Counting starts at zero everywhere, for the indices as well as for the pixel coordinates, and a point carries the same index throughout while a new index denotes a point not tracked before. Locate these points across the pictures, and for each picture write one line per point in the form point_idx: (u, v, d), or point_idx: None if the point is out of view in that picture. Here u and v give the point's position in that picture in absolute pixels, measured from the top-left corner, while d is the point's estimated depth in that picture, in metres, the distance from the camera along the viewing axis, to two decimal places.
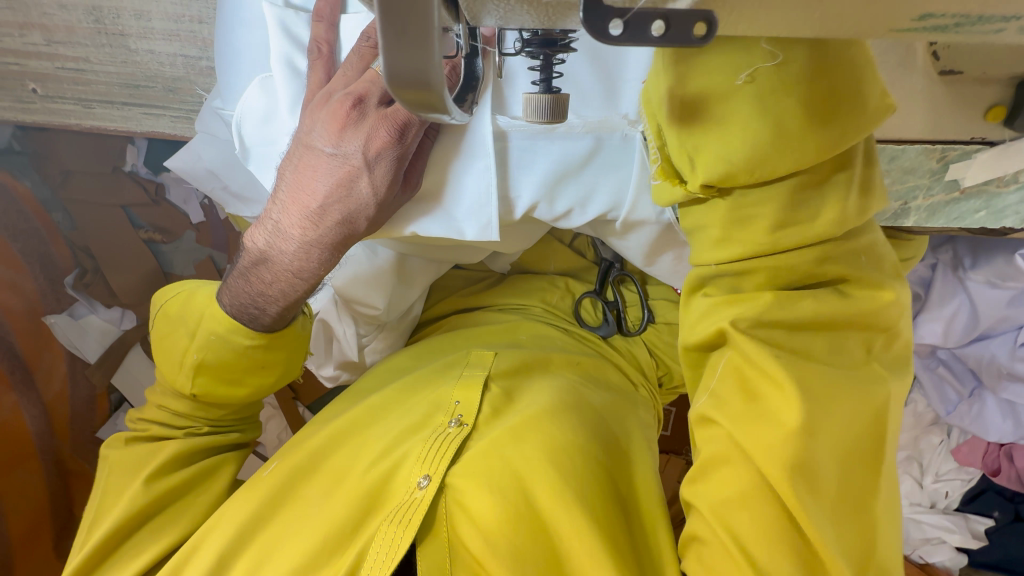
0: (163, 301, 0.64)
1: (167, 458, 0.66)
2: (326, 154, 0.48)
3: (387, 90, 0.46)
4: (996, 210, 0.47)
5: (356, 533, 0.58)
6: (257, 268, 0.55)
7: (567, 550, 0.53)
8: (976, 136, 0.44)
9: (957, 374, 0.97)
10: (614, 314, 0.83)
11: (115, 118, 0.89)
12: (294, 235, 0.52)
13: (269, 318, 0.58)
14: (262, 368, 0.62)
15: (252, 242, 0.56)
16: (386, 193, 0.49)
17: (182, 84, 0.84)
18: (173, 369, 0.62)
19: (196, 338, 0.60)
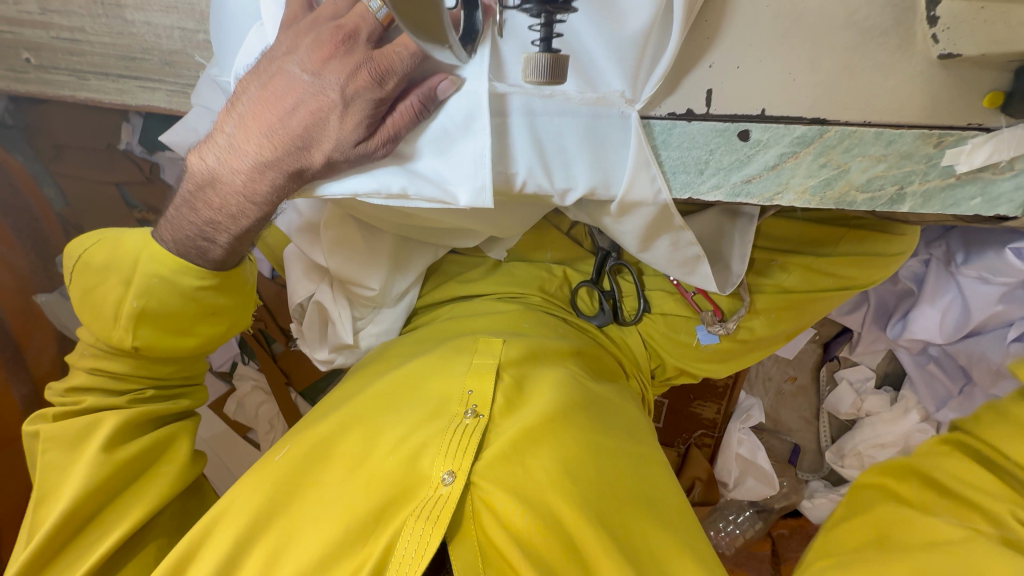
0: (85, 249, 0.65)
1: (113, 430, 0.64)
2: (303, 81, 0.50)
3: (376, 29, 0.47)
4: (991, 197, 0.46)
5: (378, 525, 0.58)
6: (206, 190, 0.57)
7: (592, 563, 0.56)
8: (973, 121, 0.44)
9: (948, 373, 1.02)
10: (610, 304, 0.84)
11: (110, 90, 0.82)
12: (249, 152, 0.53)
13: (218, 251, 0.62)
14: (212, 316, 0.68)
15: (201, 161, 0.57)
16: (347, 142, 0.50)
17: (178, 57, 0.78)
18: (111, 326, 0.65)
19: (132, 284, 0.64)
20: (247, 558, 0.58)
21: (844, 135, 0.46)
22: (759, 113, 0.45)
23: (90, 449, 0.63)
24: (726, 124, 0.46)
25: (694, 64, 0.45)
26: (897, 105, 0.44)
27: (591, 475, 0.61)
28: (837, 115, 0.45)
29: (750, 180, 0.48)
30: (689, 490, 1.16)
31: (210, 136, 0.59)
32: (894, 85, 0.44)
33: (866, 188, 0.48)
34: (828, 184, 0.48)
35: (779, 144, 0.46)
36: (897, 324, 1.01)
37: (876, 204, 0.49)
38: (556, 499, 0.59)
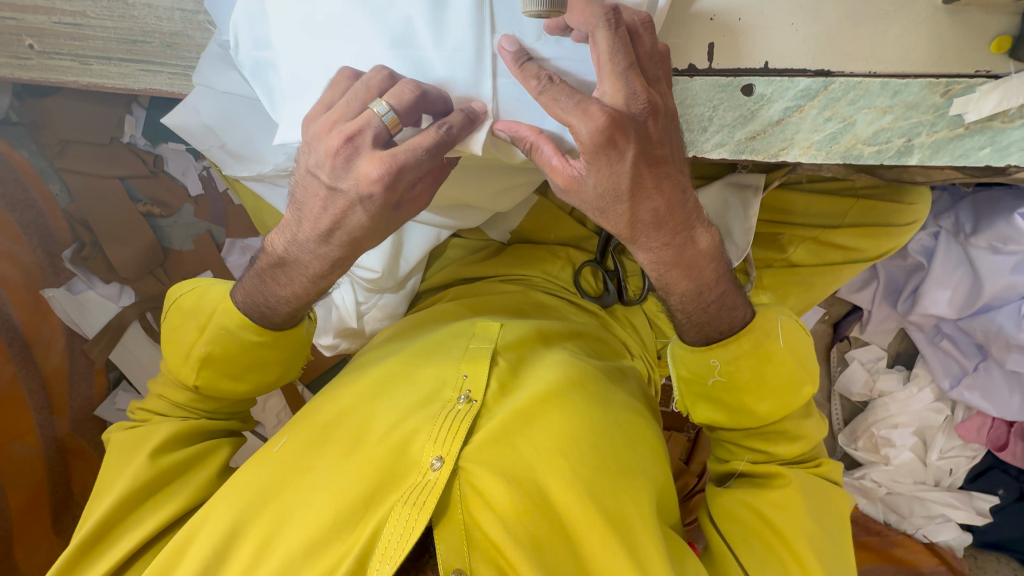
0: (177, 294, 0.68)
1: (167, 436, 0.66)
2: (344, 196, 0.48)
3: (382, 132, 0.46)
4: (1001, 146, 0.46)
5: (368, 511, 0.57)
6: (277, 270, 0.58)
7: (580, 541, 0.58)
8: (981, 68, 0.44)
9: (962, 348, 1.01)
10: (613, 284, 0.84)
11: (112, 77, 0.66)
12: (309, 246, 0.54)
13: (279, 317, 0.62)
14: (263, 365, 0.65)
15: (271, 245, 0.58)
16: (378, 222, 0.51)
17: (179, 39, 0.63)
18: (178, 361, 0.65)
19: (204, 330, 0.64)
20: (242, 543, 0.58)
21: (849, 87, 0.45)
22: (763, 66, 0.45)
23: (142, 453, 0.64)
24: (728, 80, 0.46)
25: (698, 21, 0.45)
26: (903, 53, 0.44)
27: (583, 452, 0.61)
28: (842, 66, 0.44)
29: (755, 137, 0.48)
30: (700, 476, 1.09)
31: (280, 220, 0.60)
32: (898, 33, 0.43)
33: (872, 141, 0.47)
34: (835, 139, 0.47)
35: (783, 98, 0.46)
36: (906, 301, 0.99)
37: (883, 158, 0.48)
38: (546, 477, 0.59)
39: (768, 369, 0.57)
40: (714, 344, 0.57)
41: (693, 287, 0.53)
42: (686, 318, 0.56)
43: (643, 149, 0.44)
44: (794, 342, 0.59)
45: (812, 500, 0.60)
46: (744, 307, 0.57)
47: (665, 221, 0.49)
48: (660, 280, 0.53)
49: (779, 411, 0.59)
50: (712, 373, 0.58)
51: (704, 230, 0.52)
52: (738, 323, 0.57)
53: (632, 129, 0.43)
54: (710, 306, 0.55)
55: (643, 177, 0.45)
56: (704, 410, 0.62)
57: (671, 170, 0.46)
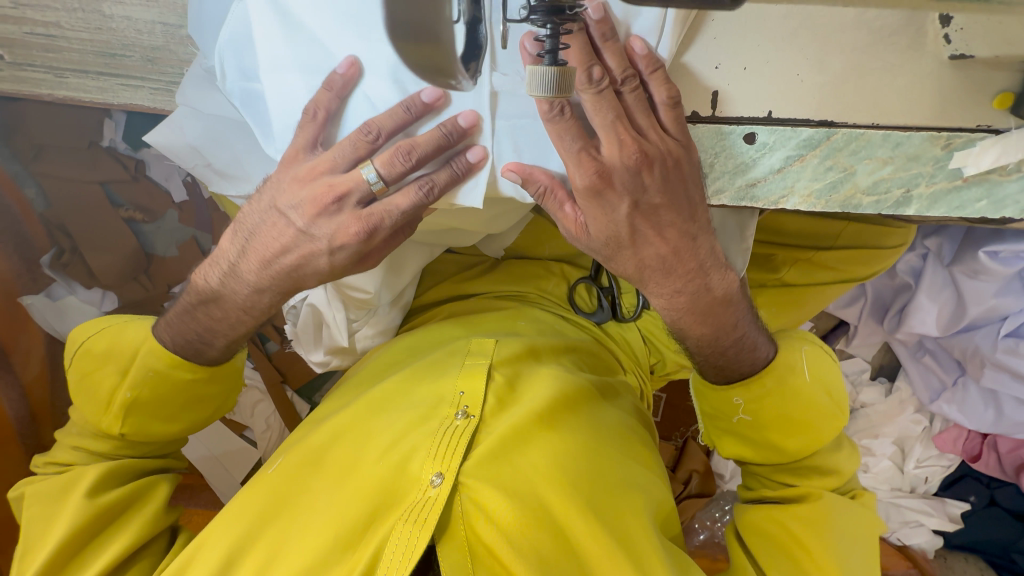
0: (83, 339, 0.65)
1: (97, 478, 0.62)
2: (316, 241, 0.53)
3: (368, 195, 0.50)
4: (997, 199, 0.46)
5: (370, 529, 0.57)
6: (207, 306, 0.60)
7: (584, 553, 0.58)
8: (982, 123, 0.43)
9: (943, 365, 1.04)
10: (608, 301, 0.83)
11: (91, 91, 0.64)
12: (248, 279, 0.57)
13: (215, 352, 0.63)
14: (201, 402, 0.66)
15: (203, 278, 0.60)
16: (341, 270, 0.56)
17: (161, 53, 0.61)
18: (98, 408, 0.63)
19: (127, 374, 0.63)
20: (237, 571, 0.58)
21: (851, 137, 0.45)
22: (766, 115, 0.44)
23: (73, 498, 0.61)
24: (731, 127, 0.45)
25: (700, 66, 0.44)
26: (906, 105, 0.43)
27: (582, 469, 0.62)
28: (845, 117, 0.44)
29: (755, 184, 0.48)
30: (685, 483, 1.13)
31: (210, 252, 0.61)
32: (902, 87, 0.43)
33: (872, 191, 0.47)
34: (834, 187, 0.47)
35: (785, 147, 0.45)
36: (893, 318, 1.01)
37: (881, 207, 0.48)
38: (547, 492, 0.60)
39: (793, 406, 0.58)
40: (736, 384, 0.59)
41: (710, 334, 0.56)
42: (704, 361, 0.59)
43: (637, 205, 0.48)
44: (820, 374, 0.59)
45: (845, 523, 0.59)
46: (765, 345, 0.59)
47: (673, 265, 0.52)
48: (675, 326, 0.56)
49: (810, 447, 0.59)
50: (738, 412, 0.60)
51: (720, 277, 0.54)
52: (760, 363, 0.58)
53: (622, 182, 0.46)
54: (728, 350, 0.57)
55: (640, 226, 0.49)
56: (730, 444, 0.63)
57: (674, 217, 0.49)
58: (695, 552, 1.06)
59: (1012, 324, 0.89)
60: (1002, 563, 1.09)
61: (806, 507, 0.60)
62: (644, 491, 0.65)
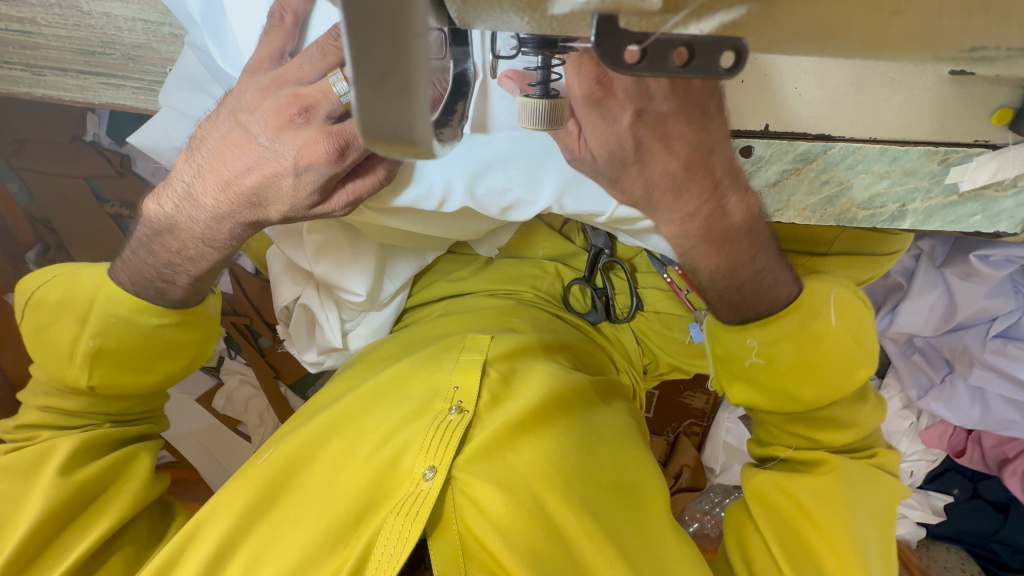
0: (39, 285, 0.63)
1: (70, 454, 0.62)
2: (281, 160, 0.51)
3: (337, 108, 0.46)
4: (992, 214, 0.47)
5: (360, 524, 0.58)
6: (163, 235, 0.59)
7: (577, 550, 0.58)
8: (980, 138, 0.42)
9: (931, 363, 1.05)
10: (602, 302, 0.84)
11: (69, 89, 0.61)
12: (206, 204, 0.56)
13: (178, 292, 0.62)
14: (174, 351, 0.65)
15: (157, 207, 0.59)
16: (304, 198, 0.53)
17: (143, 52, 0.58)
18: (65, 363, 0.63)
19: (89, 324, 0.62)
20: (227, 565, 0.58)
21: (848, 152, 0.45)
22: (763, 129, 0.44)
23: (44, 477, 0.60)
24: (727, 141, 0.45)
25: None
26: (905, 121, 0.41)
27: (575, 466, 0.63)
28: (842, 132, 0.43)
29: (752, 196, 0.49)
30: (676, 477, 1.17)
31: (165, 178, 0.60)
32: (902, 101, 0.40)
33: (868, 206, 0.49)
34: (830, 201, 0.49)
35: (781, 161, 0.47)
36: (885, 317, 1.01)
37: (877, 220, 0.49)
38: (540, 489, 0.60)
39: (816, 355, 0.55)
40: (750, 323, 0.56)
41: (720, 267, 0.52)
42: (718, 297, 0.55)
43: (642, 115, 0.40)
44: (847, 318, 0.55)
45: (860, 497, 0.59)
46: (789, 282, 0.55)
47: (683, 181, 0.45)
48: (683, 253, 0.52)
49: (827, 398, 0.57)
50: (750, 355, 0.57)
51: (739, 199, 0.48)
52: (780, 302, 0.55)
53: (624, 91, 0.37)
54: (743, 286, 0.54)
55: (646, 139, 0.42)
56: (739, 390, 0.60)
57: (683, 129, 0.41)
58: None
59: (1000, 325, 0.91)
60: (982, 554, 1.12)
61: (817, 480, 0.60)
62: (633, 486, 0.66)
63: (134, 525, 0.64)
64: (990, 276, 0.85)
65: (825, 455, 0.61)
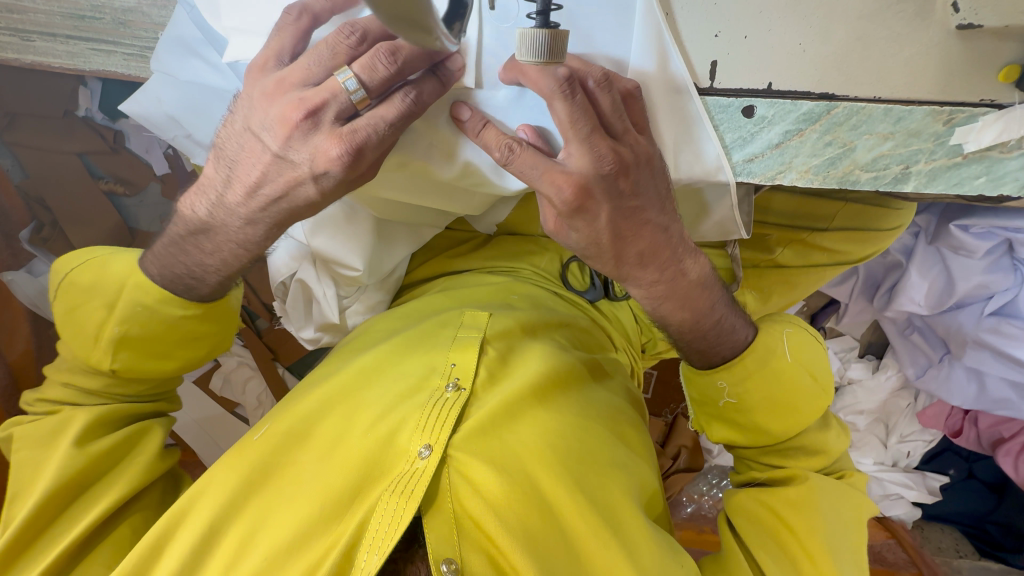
0: (68, 268, 0.62)
1: (84, 429, 0.61)
2: (301, 167, 0.49)
3: (348, 107, 0.46)
4: (996, 175, 0.45)
5: (354, 501, 0.57)
6: (198, 237, 0.56)
7: (570, 528, 0.58)
8: (986, 97, 0.42)
9: (930, 342, 1.04)
10: (600, 280, 0.86)
11: (59, 56, 0.60)
12: (239, 211, 0.53)
13: (207, 289, 0.60)
14: (194, 341, 0.64)
15: (190, 208, 0.56)
16: (331, 196, 0.51)
17: (134, 16, 0.57)
18: (88, 345, 0.62)
19: (112, 307, 0.61)
20: (224, 537, 0.58)
21: (852, 112, 0.44)
22: (766, 87, 0.43)
23: (61, 449, 0.60)
24: (729, 100, 0.45)
25: (700, 37, 0.43)
26: (910, 78, 0.42)
27: (571, 445, 0.62)
28: (847, 90, 0.43)
29: (751, 159, 0.47)
30: (674, 458, 1.13)
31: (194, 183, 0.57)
32: (907, 58, 0.41)
33: (870, 167, 0.46)
34: (833, 163, 0.47)
35: (784, 121, 0.45)
36: (883, 296, 1.03)
37: (880, 183, 0.47)
38: (535, 468, 0.60)
39: (782, 390, 0.58)
40: (719, 367, 0.59)
41: (689, 317, 0.55)
42: (689, 347, 0.58)
43: (615, 206, 0.46)
44: (803, 353, 0.59)
45: (835, 510, 0.59)
46: (745, 327, 0.59)
47: (651, 261, 0.51)
48: (655, 312, 0.55)
49: (789, 432, 0.59)
50: (722, 395, 0.60)
51: (694, 261, 0.54)
52: (741, 345, 0.58)
53: (599, 188, 0.45)
54: (708, 334, 0.57)
55: (619, 227, 0.48)
56: (716, 429, 0.62)
57: (649, 218, 0.49)
58: (683, 524, 1.14)
59: (996, 302, 0.90)
60: (977, 534, 1.13)
61: (792, 492, 0.60)
62: (629, 468, 0.66)
63: (144, 497, 0.64)
64: (976, 250, 0.83)
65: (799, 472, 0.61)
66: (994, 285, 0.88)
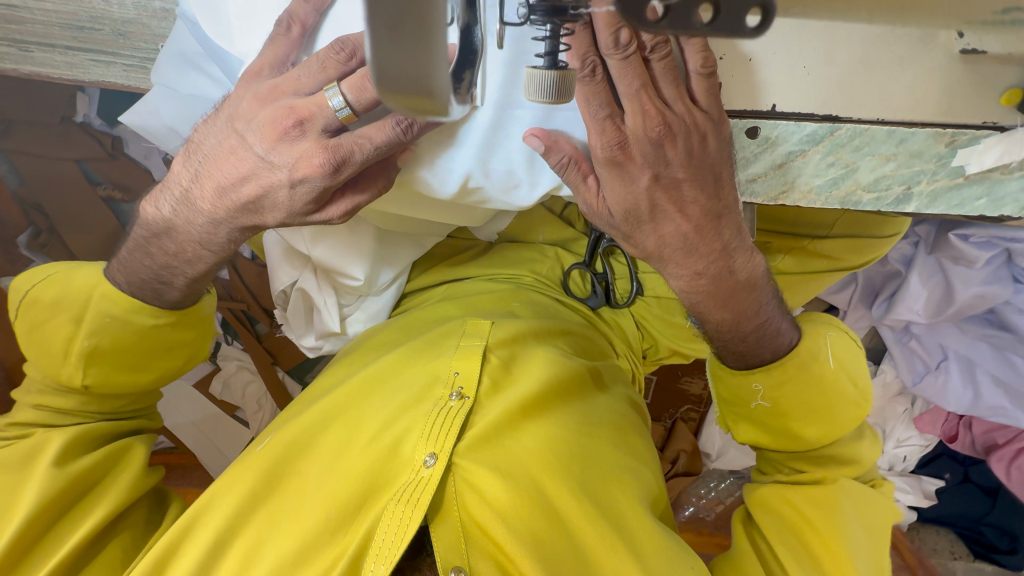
0: (29, 287, 0.62)
1: (63, 447, 0.61)
2: (280, 170, 0.50)
3: (334, 122, 0.46)
4: (997, 196, 0.47)
5: (361, 511, 0.58)
6: (160, 239, 0.58)
7: (578, 535, 0.58)
8: (988, 119, 0.42)
9: (927, 349, 1.04)
10: (602, 286, 0.83)
11: (59, 66, 0.60)
12: (204, 210, 0.55)
13: (175, 293, 0.62)
14: (169, 350, 0.65)
15: (155, 208, 0.58)
16: (299, 208, 0.53)
17: (134, 28, 0.56)
18: (59, 360, 0.62)
19: (83, 321, 0.61)
20: (230, 549, 0.58)
21: (855, 134, 0.44)
22: (769, 109, 0.43)
23: (38, 470, 0.59)
24: (734, 122, 0.44)
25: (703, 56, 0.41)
26: (913, 101, 0.42)
27: (576, 453, 0.63)
28: (850, 112, 0.42)
29: (755, 179, 0.49)
30: (673, 462, 1.16)
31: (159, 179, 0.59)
32: (912, 81, 0.41)
33: (873, 188, 0.48)
34: (835, 183, 0.48)
35: (788, 142, 0.45)
36: (881, 304, 1.02)
37: (881, 203, 0.49)
38: (541, 475, 0.60)
39: (818, 393, 0.58)
40: (755, 369, 0.59)
41: (729, 319, 0.57)
42: (724, 345, 0.59)
43: (661, 179, 0.47)
44: (844, 360, 0.59)
45: (859, 514, 0.59)
46: (791, 330, 0.59)
47: (695, 245, 0.52)
48: (693, 308, 0.57)
49: (825, 438, 0.59)
50: (756, 398, 0.60)
51: (744, 260, 0.54)
52: (785, 348, 0.59)
53: (651, 165, 0.46)
54: (748, 336, 0.58)
55: (662, 202, 0.49)
56: (743, 429, 0.63)
57: (697, 194, 0.48)
58: None
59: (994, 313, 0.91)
60: (972, 536, 1.15)
61: (819, 491, 0.60)
62: (633, 473, 0.66)
63: (131, 514, 0.64)
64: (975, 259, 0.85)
65: (831, 473, 0.61)
66: (992, 296, 0.90)
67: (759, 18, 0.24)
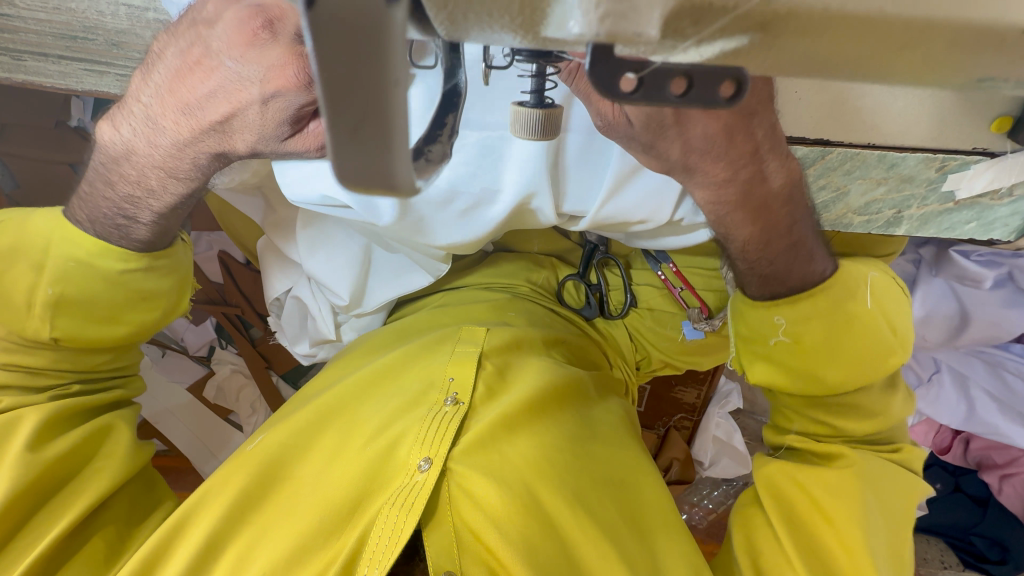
0: None
1: (38, 426, 0.61)
2: (248, 82, 0.43)
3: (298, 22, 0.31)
4: (986, 221, 0.49)
5: (354, 515, 0.57)
6: (120, 165, 0.56)
7: (570, 540, 0.58)
8: (979, 145, 0.42)
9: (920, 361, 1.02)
10: (596, 297, 0.83)
11: (51, 75, 0.60)
12: (167, 128, 0.51)
13: (141, 231, 0.60)
14: (145, 300, 0.64)
15: (113, 133, 0.54)
16: (273, 127, 0.46)
17: (126, 38, 0.56)
18: (24, 318, 0.61)
19: (46, 271, 0.60)
20: (220, 555, 0.58)
21: (845, 158, 0.45)
22: None
23: (12, 452, 0.59)
24: None
25: None
26: (904, 127, 0.41)
27: (570, 462, 0.62)
28: (841, 138, 0.43)
29: None
30: (666, 471, 1.16)
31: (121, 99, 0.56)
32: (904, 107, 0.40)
33: (863, 212, 0.50)
34: (827, 204, 0.50)
35: None
36: None
37: (873, 225, 0.51)
38: (534, 481, 0.60)
39: (847, 338, 0.52)
40: (781, 301, 0.52)
41: (754, 236, 0.48)
42: (749, 268, 0.51)
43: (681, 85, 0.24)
44: (884, 303, 0.53)
45: (876, 496, 0.58)
46: (825, 260, 0.52)
47: (723, 147, 0.39)
48: (717, 222, 0.48)
49: (846, 383, 0.54)
50: (776, 335, 0.53)
51: (778, 164, 0.43)
52: (814, 277, 0.51)
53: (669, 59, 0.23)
54: (778, 258, 0.50)
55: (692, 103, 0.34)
56: (761, 371, 0.56)
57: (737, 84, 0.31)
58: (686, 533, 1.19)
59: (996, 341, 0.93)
60: (961, 546, 1.15)
61: (835, 475, 0.59)
62: (621, 472, 0.66)
63: (114, 503, 0.63)
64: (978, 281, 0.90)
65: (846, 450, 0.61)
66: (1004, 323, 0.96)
67: (734, 91, 0.21)
